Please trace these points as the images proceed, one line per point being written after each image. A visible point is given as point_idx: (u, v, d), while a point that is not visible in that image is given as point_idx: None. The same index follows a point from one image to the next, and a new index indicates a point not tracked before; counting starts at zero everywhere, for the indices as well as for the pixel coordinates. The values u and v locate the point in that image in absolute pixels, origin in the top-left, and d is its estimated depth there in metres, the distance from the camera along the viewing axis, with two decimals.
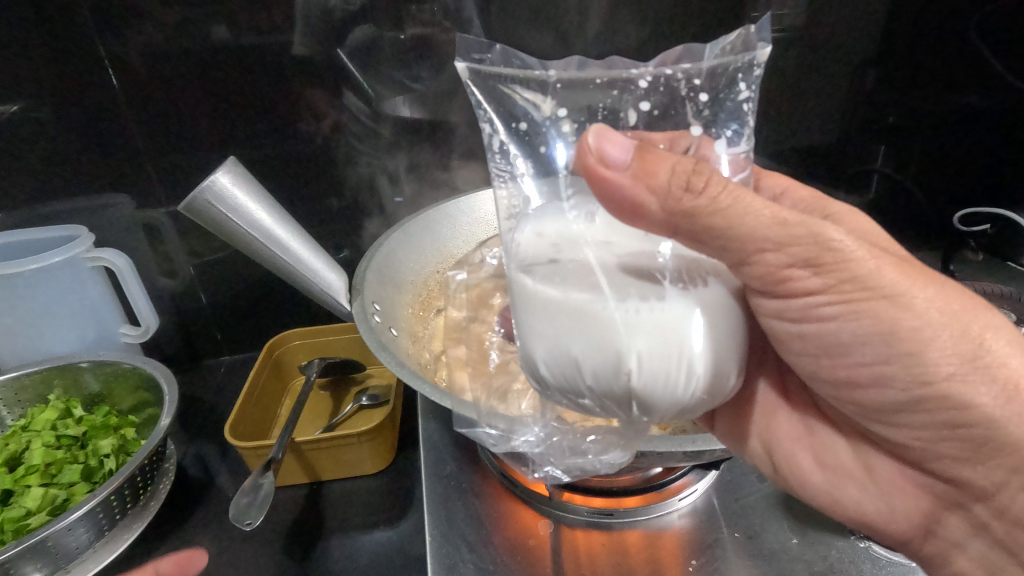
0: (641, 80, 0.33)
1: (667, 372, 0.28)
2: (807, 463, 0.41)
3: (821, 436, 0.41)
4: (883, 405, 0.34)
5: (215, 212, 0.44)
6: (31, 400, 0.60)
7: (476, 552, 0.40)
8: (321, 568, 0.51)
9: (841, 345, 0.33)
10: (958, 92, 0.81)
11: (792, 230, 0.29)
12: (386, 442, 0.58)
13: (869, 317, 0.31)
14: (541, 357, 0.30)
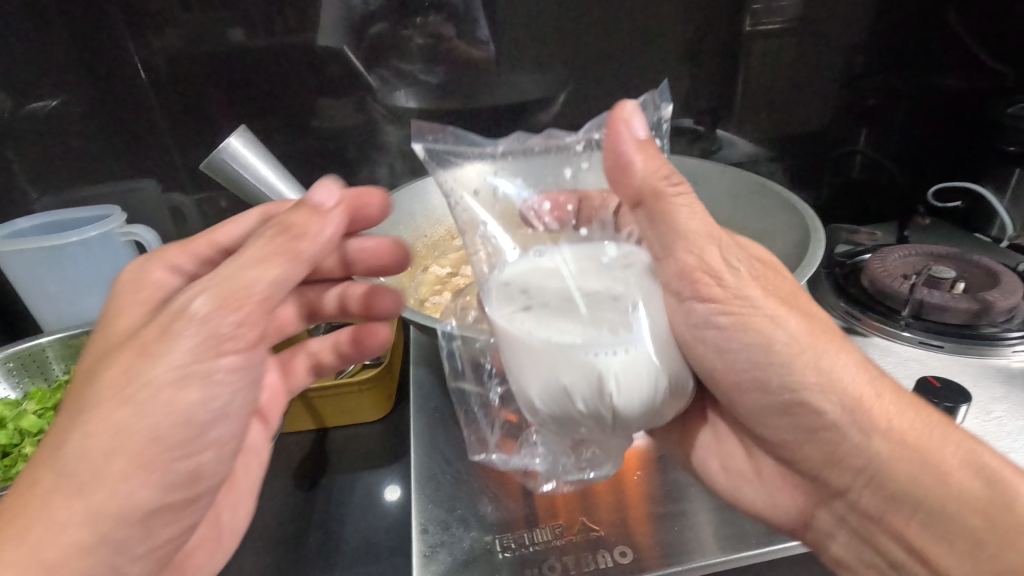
0: (576, 145, 0.44)
1: (640, 393, 0.33)
2: (715, 468, 0.45)
3: (728, 445, 0.45)
4: (762, 409, 0.39)
5: (228, 167, 0.52)
6: (73, 358, 0.67)
7: (455, 466, 0.48)
8: (323, 499, 0.58)
9: (726, 351, 0.37)
10: (939, 75, 0.84)
11: (712, 243, 0.37)
12: (385, 384, 0.65)
13: (751, 330, 0.36)
14: (535, 394, 0.34)
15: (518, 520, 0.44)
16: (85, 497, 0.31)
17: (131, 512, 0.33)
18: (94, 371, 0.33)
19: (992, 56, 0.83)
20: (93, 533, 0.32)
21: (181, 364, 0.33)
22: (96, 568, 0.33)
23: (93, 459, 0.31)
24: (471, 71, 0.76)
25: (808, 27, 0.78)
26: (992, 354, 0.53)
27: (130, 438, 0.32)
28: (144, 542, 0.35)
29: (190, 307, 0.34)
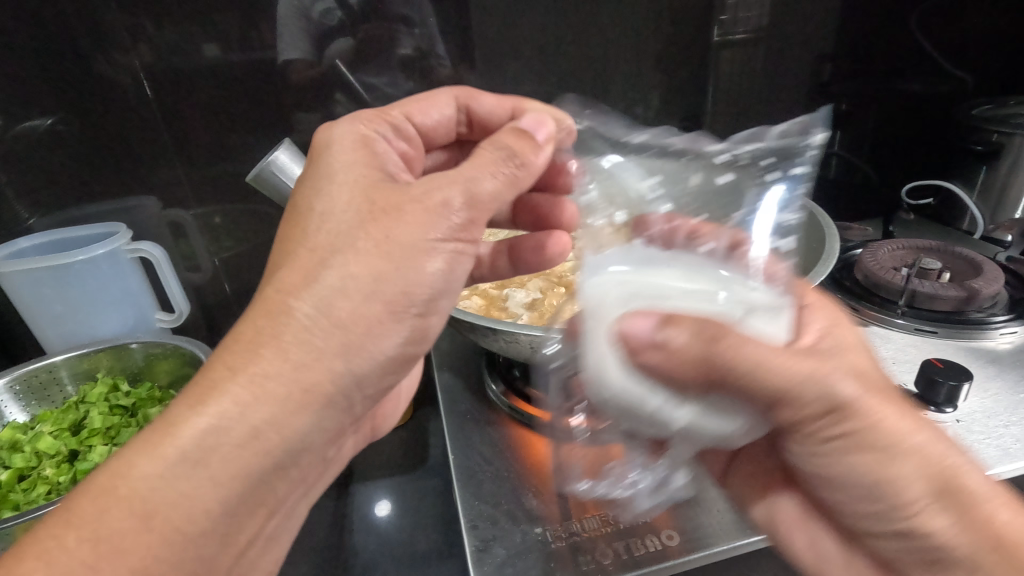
0: (716, 155, 0.47)
1: (702, 419, 0.30)
2: (801, 550, 0.40)
3: (818, 529, 0.40)
4: (865, 513, 0.35)
5: (277, 180, 0.53)
6: (85, 378, 0.66)
7: (494, 464, 0.51)
8: (352, 508, 0.58)
9: (841, 472, 0.33)
10: (902, 79, 0.89)
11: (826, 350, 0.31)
12: (403, 399, 0.66)
13: (869, 453, 0.31)
14: (602, 390, 0.31)
15: (558, 514, 0.46)
16: (340, 332, 0.32)
17: (372, 356, 0.33)
18: (340, 219, 0.33)
19: (950, 59, 0.88)
20: (345, 365, 0.33)
21: (422, 233, 0.33)
22: (335, 397, 0.33)
23: (348, 299, 0.32)
24: (447, 86, 0.78)
25: (778, 37, 0.82)
26: (981, 337, 0.57)
27: (381, 283, 0.33)
28: (375, 384, 0.35)
29: (426, 198, 0.34)
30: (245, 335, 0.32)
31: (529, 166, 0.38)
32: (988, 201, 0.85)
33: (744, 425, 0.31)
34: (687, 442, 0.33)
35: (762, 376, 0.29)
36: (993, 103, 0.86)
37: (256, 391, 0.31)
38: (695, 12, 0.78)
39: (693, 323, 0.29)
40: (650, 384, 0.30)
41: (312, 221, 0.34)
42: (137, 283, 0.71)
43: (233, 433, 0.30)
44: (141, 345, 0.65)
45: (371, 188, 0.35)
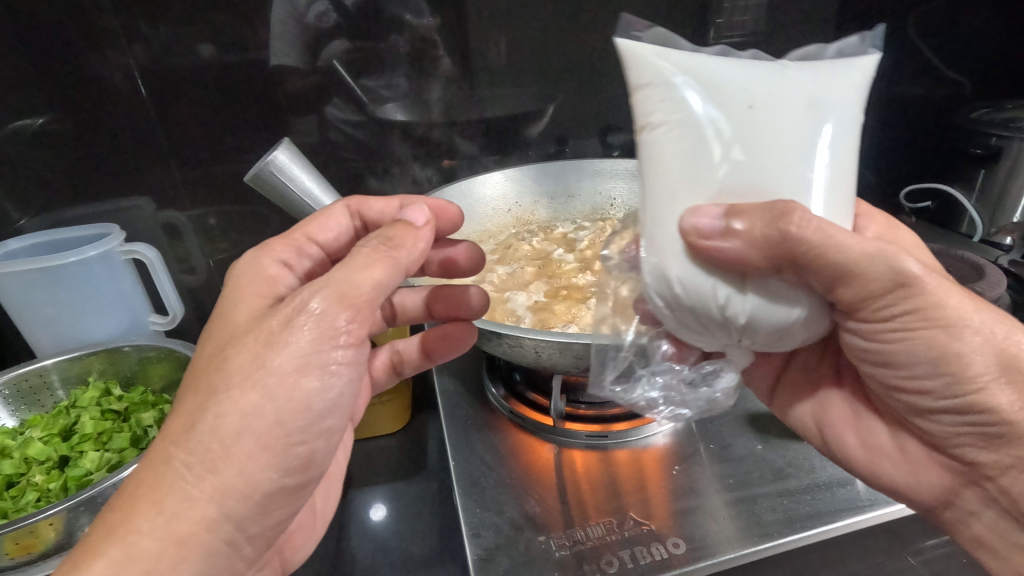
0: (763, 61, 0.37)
1: (779, 301, 0.32)
2: (852, 443, 0.45)
3: (869, 422, 0.44)
4: (919, 405, 0.38)
5: (276, 181, 0.52)
6: (76, 382, 0.65)
7: (494, 470, 0.50)
8: (350, 514, 0.58)
9: (899, 361, 0.37)
10: (900, 84, 0.88)
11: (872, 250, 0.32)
12: (402, 403, 0.65)
13: (924, 342, 0.35)
14: (676, 275, 0.32)
15: (561, 522, 0.45)
16: (214, 476, 0.32)
17: (247, 497, 0.34)
18: (227, 349, 0.34)
19: (947, 64, 0.88)
20: (220, 508, 0.33)
21: (301, 351, 0.34)
22: (217, 542, 0.33)
23: (223, 439, 0.32)
24: (443, 86, 0.77)
25: (777, 41, 0.81)
26: None
27: (259, 412, 0.33)
28: (261, 522, 0.36)
29: (301, 307, 0.35)
30: (132, 489, 0.32)
31: (412, 256, 0.38)
32: (986, 204, 0.85)
33: (806, 318, 0.33)
34: (753, 345, 0.34)
35: (831, 256, 0.31)
36: (992, 107, 0.86)
37: (128, 549, 0.30)
38: (691, 16, 0.77)
39: (758, 212, 0.31)
40: (717, 274, 0.32)
41: (199, 370, 0.35)
42: (130, 285, 0.69)
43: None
44: (134, 348, 0.64)
45: (255, 319, 0.36)
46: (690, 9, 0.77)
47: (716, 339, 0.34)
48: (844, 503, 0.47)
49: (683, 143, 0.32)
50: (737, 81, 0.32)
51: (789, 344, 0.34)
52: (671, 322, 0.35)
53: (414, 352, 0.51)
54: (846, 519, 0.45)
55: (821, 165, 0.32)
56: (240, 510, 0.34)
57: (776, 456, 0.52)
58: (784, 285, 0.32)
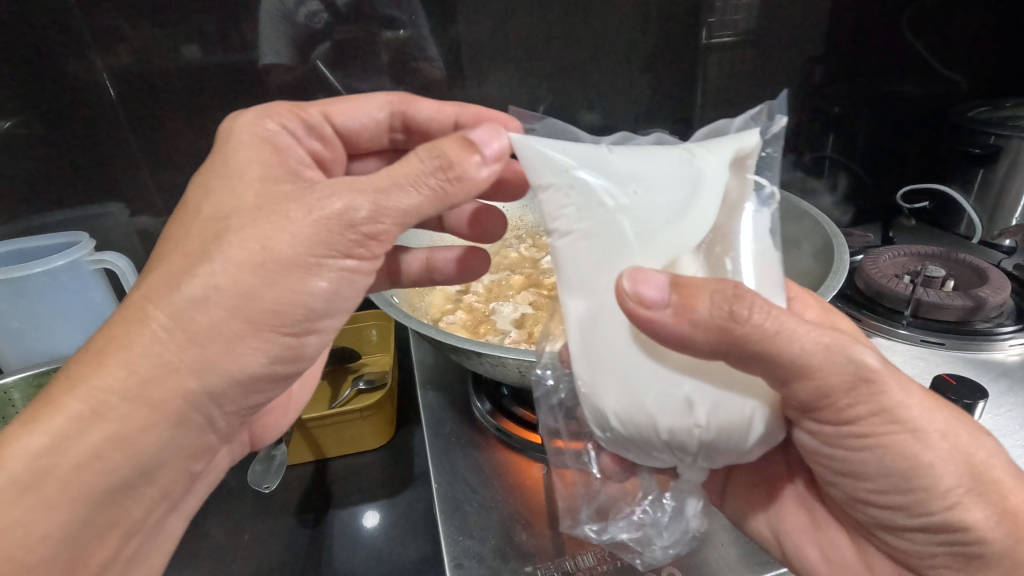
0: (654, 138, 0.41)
1: (728, 417, 0.29)
2: (814, 556, 0.40)
3: (830, 532, 0.40)
4: (891, 524, 0.34)
5: None
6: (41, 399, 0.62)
7: (479, 493, 0.48)
8: (328, 537, 0.55)
9: (863, 473, 0.33)
10: (895, 83, 0.86)
11: (839, 367, 0.29)
12: (386, 417, 0.63)
13: (894, 455, 0.31)
14: (613, 405, 0.31)
15: (550, 547, 0.43)
16: (195, 348, 0.30)
17: (228, 374, 0.31)
18: (228, 220, 0.31)
19: (942, 62, 0.86)
20: (199, 381, 0.30)
21: (308, 249, 0.31)
22: (193, 415, 0.31)
23: (206, 318, 0.30)
24: (431, 91, 0.74)
25: (771, 41, 0.79)
26: (990, 349, 0.55)
27: (246, 296, 0.30)
28: (237, 401, 0.33)
29: (321, 200, 0.31)
30: (96, 344, 0.30)
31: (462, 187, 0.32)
32: (985, 206, 0.83)
33: (762, 421, 0.30)
34: (696, 456, 0.32)
35: (782, 349, 0.28)
36: (989, 105, 0.83)
37: (94, 406, 0.29)
38: (684, 16, 0.75)
39: (706, 292, 0.28)
40: (656, 387, 0.30)
41: (202, 217, 0.32)
42: (100, 296, 0.66)
43: (70, 454, 0.28)
44: None
45: (268, 189, 0.32)
46: (682, 12, 0.75)
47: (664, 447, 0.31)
48: None
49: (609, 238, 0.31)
50: (621, 168, 0.32)
51: (738, 458, 0.32)
52: (614, 437, 0.33)
53: (422, 266, 0.46)
54: None
55: (733, 245, 0.32)
56: (221, 386, 0.31)
57: None
58: (732, 391, 0.30)
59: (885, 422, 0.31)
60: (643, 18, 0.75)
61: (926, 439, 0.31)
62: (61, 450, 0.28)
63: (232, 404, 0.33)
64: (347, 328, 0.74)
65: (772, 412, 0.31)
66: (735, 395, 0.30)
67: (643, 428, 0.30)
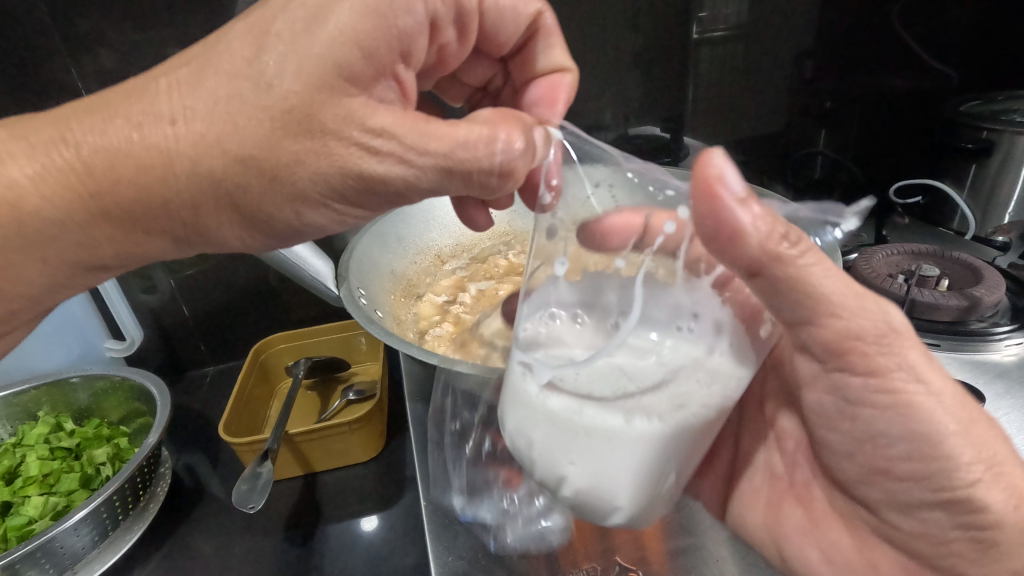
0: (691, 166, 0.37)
1: (642, 479, 0.29)
2: (818, 558, 0.40)
3: (831, 534, 0.40)
4: (909, 501, 0.33)
5: None
6: (21, 417, 0.62)
7: (469, 510, 0.47)
8: (318, 553, 0.54)
9: (874, 436, 0.32)
10: (887, 76, 0.85)
11: (864, 302, 0.29)
12: (376, 429, 0.62)
13: (910, 419, 0.30)
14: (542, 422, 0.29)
15: (543, 566, 0.43)
16: (185, 186, 0.31)
17: (210, 222, 0.33)
18: (276, 102, 0.29)
19: (933, 55, 0.85)
20: (184, 211, 0.32)
21: (323, 177, 0.31)
22: (176, 231, 0.33)
23: (202, 173, 0.30)
24: None
25: (761, 36, 0.78)
26: (987, 350, 0.54)
27: (253, 172, 0.30)
28: (216, 242, 0.35)
29: (369, 151, 0.31)
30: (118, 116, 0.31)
31: (505, 185, 0.33)
32: (978, 201, 0.82)
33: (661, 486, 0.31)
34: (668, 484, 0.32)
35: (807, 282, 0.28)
36: (981, 98, 0.82)
37: (101, 185, 0.30)
38: (672, 11, 0.74)
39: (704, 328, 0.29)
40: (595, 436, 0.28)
41: (260, 65, 0.30)
42: (82, 310, 0.65)
43: (74, 213, 0.31)
44: (83, 378, 0.62)
45: (326, 90, 0.30)
46: (671, 8, 0.74)
47: (654, 473, 0.30)
48: None
49: (619, 224, 0.31)
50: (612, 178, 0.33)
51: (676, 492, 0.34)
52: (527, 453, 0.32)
53: None
54: None
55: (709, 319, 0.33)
56: (202, 223, 0.33)
57: None
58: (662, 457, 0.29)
59: (908, 380, 0.30)
60: (632, 15, 0.74)
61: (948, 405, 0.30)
62: (51, 214, 0.31)
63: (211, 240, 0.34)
64: (336, 336, 0.72)
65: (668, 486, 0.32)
66: (656, 467, 0.29)
67: (664, 448, 0.29)
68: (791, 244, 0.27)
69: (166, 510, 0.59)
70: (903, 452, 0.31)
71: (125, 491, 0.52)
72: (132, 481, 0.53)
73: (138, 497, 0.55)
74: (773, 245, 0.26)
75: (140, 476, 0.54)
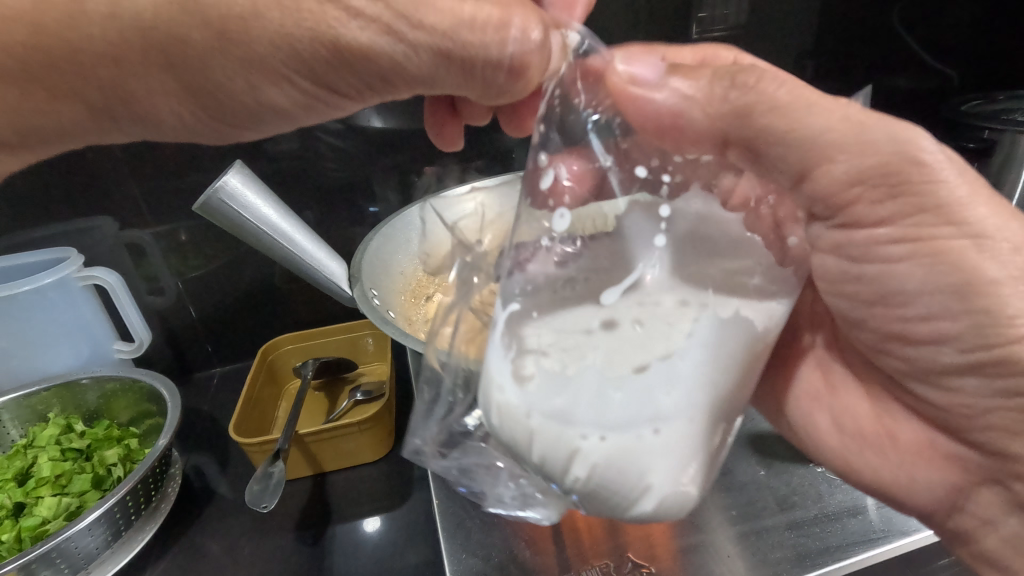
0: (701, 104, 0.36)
1: (619, 475, 0.27)
2: (824, 425, 0.44)
3: (845, 400, 0.43)
4: (935, 365, 0.35)
5: (228, 209, 0.47)
6: (32, 418, 0.62)
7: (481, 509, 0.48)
8: (330, 552, 0.54)
9: (902, 294, 0.33)
10: (888, 77, 0.86)
11: (871, 134, 0.29)
12: (384, 429, 0.62)
13: (943, 264, 0.31)
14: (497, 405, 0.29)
15: (554, 564, 0.43)
16: (128, 34, 0.30)
17: (155, 77, 0.32)
18: None
19: (935, 55, 0.85)
20: (128, 62, 0.31)
21: (289, 34, 0.30)
22: (111, 88, 0.32)
23: (148, 19, 0.30)
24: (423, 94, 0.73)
25: (763, 37, 0.79)
26: None
27: (211, 28, 0.30)
28: (162, 105, 0.33)
29: (349, 11, 0.30)
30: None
31: (515, 83, 0.33)
32: None
33: (657, 487, 0.27)
34: (692, 461, 0.28)
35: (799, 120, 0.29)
36: (983, 98, 0.83)
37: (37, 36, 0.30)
38: (675, 13, 0.75)
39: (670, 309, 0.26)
40: (541, 422, 0.27)
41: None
42: (91, 312, 0.65)
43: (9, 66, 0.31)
44: (94, 380, 0.62)
45: None
46: (672, 9, 0.74)
47: (677, 448, 0.27)
48: (857, 536, 0.44)
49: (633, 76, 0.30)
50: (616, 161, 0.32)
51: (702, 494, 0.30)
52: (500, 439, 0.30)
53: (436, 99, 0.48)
54: (858, 554, 0.43)
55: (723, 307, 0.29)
56: (143, 79, 0.32)
57: (781, 484, 0.49)
58: (635, 451, 0.26)
59: (932, 223, 0.30)
60: (636, 17, 0.74)
61: (974, 249, 0.30)
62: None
63: (154, 102, 0.33)
64: (344, 337, 0.73)
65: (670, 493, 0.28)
66: (632, 463, 0.26)
67: (693, 395, 0.26)
68: (743, 87, 0.29)
69: (177, 511, 0.60)
70: (929, 304, 0.32)
71: (137, 492, 0.52)
72: (144, 482, 0.53)
73: (149, 497, 0.55)
74: (721, 98, 0.29)
75: (151, 477, 0.54)
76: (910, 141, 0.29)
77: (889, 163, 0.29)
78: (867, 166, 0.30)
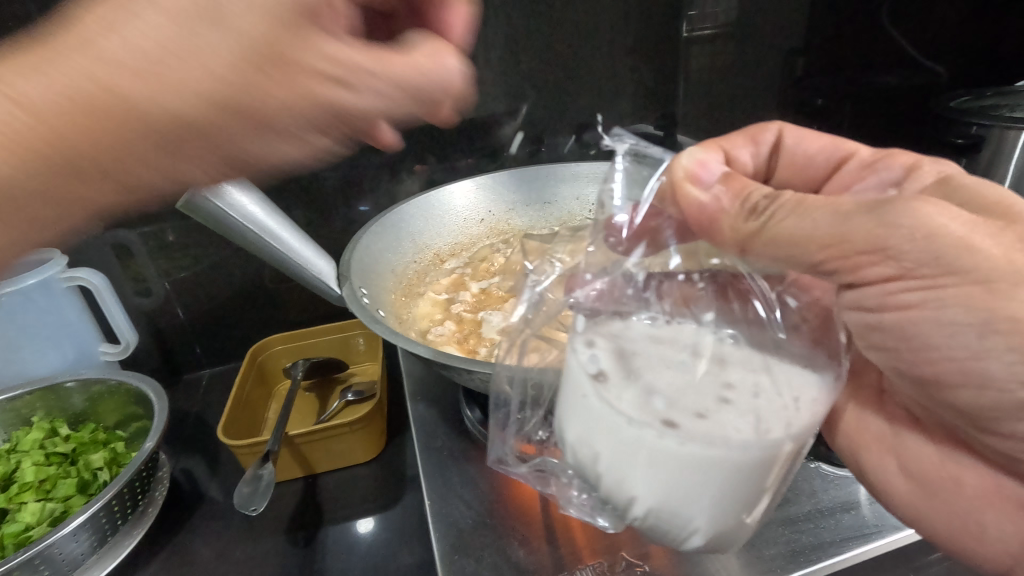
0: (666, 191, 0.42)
1: (669, 527, 0.31)
2: (895, 475, 0.42)
3: (907, 441, 0.42)
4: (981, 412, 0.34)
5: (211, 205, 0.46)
6: (15, 422, 0.61)
7: (474, 510, 0.47)
8: (320, 554, 0.54)
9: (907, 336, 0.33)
10: (875, 74, 0.86)
11: (855, 219, 0.30)
12: (376, 429, 0.61)
13: (960, 306, 0.30)
14: (570, 456, 0.33)
15: (548, 564, 0.43)
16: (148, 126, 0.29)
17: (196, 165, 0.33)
18: (243, 40, 0.29)
19: (922, 52, 0.86)
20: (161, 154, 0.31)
21: (301, 113, 0.32)
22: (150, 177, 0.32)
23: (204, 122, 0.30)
24: None
25: (754, 34, 0.79)
26: None
27: (235, 115, 0.30)
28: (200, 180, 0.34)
29: (343, 84, 0.32)
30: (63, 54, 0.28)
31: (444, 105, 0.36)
32: None
33: (704, 538, 0.32)
34: (742, 510, 0.30)
35: (785, 229, 0.31)
36: (970, 95, 0.83)
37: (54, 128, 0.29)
38: (666, 11, 0.74)
39: (725, 415, 0.27)
40: (602, 478, 0.31)
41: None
42: (76, 313, 0.64)
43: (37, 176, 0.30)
44: (79, 383, 0.61)
45: (290, 26, 0.29)
46: (663, 6, 0.74)
47: (724, 517, 0.30)
48: (850, 531, 0.44)
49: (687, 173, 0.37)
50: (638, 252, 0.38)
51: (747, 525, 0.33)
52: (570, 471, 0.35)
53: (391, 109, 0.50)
54: (852, 549, 0.43)
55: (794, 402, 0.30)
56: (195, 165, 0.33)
57: None
58: (684, 518, 0.30)
59: (936, 273, 0.30)
60: (626, 15, 0.74)
61: (989, 289, 0.29)
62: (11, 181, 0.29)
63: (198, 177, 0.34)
64: (334, 337, 0.72)
65: (714, 540, 0.32)
66: (681, 522, 0.30)
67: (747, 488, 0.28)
68: (759, 213, 0.33)
69: (164, 515, 0.59)
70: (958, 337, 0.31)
71: (124, 496, 0.52)
72: (131, 485, 0.52)
73: (137, 501, 0.54)
74: (743, 223, 0.33)
75: (138, 481, 0.53)
76: (932, 220, 0.29)
77: (890, 231, 0.29)
78: (854, 244, 0.30)
